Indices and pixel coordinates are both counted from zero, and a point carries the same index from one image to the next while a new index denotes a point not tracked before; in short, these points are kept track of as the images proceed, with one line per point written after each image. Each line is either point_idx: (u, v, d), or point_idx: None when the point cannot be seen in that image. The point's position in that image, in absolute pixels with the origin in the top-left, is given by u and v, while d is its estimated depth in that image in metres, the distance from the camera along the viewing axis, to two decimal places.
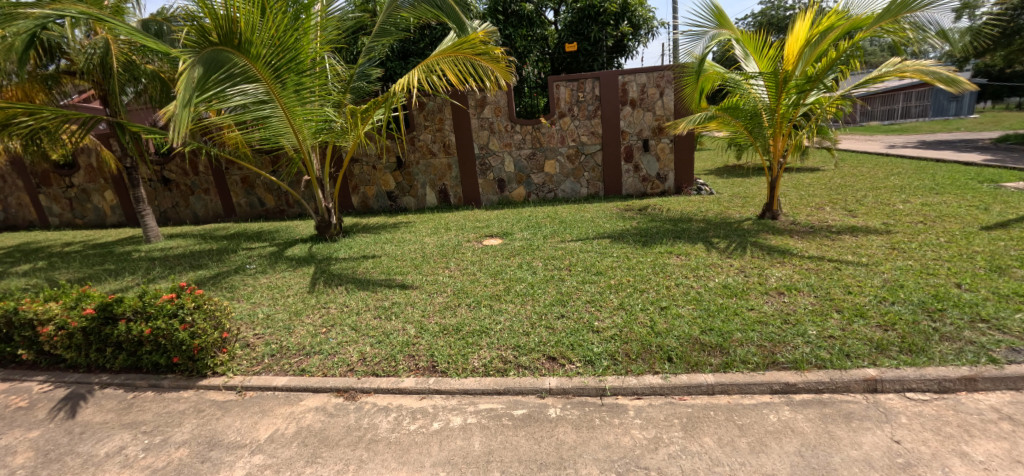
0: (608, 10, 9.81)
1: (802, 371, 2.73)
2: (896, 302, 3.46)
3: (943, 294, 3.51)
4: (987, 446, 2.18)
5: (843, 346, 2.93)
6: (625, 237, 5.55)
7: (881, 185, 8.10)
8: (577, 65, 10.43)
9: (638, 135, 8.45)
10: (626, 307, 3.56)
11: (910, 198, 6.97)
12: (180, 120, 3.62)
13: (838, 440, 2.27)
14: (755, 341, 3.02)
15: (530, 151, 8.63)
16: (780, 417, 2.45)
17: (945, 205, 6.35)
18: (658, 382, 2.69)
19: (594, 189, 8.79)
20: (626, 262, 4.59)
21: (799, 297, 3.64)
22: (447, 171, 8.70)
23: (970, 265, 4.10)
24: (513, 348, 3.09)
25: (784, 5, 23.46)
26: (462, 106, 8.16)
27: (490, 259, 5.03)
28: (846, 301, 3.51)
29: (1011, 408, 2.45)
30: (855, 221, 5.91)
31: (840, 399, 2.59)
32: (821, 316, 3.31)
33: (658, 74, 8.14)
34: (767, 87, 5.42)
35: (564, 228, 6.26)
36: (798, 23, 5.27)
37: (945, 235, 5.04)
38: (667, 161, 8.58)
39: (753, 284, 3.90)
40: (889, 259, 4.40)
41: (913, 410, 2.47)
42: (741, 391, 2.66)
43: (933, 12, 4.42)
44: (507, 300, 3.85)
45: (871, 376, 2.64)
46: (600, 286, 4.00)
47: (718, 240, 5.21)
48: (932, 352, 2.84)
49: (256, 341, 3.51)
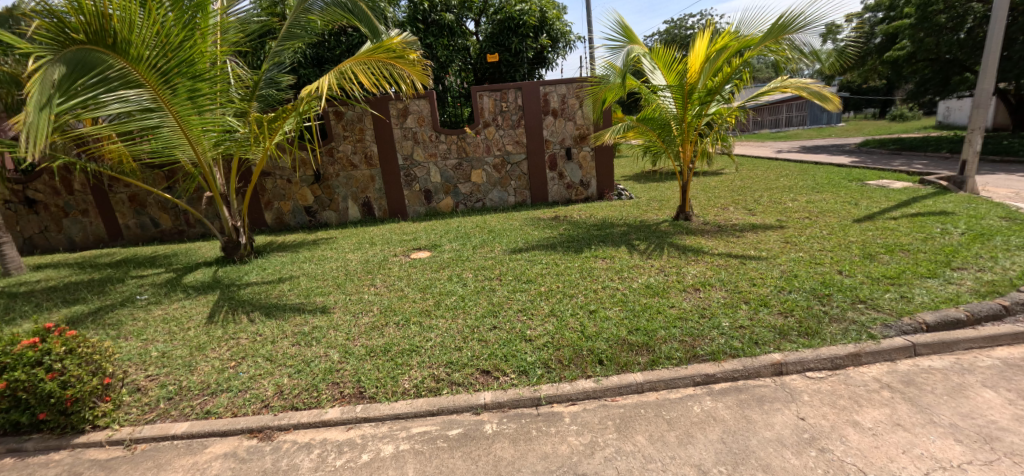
0: (527, 23, 9.96)
1: (719, 362, 2.92)
2: (793, 291, 3.84)
3: (829, 281, 3.96)
4: (874, 413, 2.49)
5: (752, 334, 3.18)
6: (553, 244, 5.65)
7: (774, 186, 9.05)
8: (499, 76, 10.47)
9: (561, 144, 8.72)
10: (557, 314, 3.59)
11: (797, 196, 7.85)
12: (34, 129, 3.07)
13: (753, 423, 2.45)
14: (677, 337, 3.18)
15: (456, 161, 8.54)
16: (703, 408, 2.59)
17: (825, 201, 7.24)
18: (591, 385, 2.73)
19: (522, 197, 8.91)
20: (555, 268, 4.68)
21: (712, 292, 3.92)
22: (370, 183, 8.36)
23: (848, 253, 4.69)
24: (445, 365, 2.99)
25: (686, 26, 26.15)
26: (382, 117, 7.89)
27: (419, 273, 4.88)
28: (752, 293, 3.83)
29: (888, 377, 2.82)
30: (754, 219, 6.54)
31: (752, 384, 2.81)
32: (732, 308, 3.58)
33: (577, 85, 8.44)
34: (675, 98, 5.84)
35: (493, 237, 6.25)
36: (698, 41, 5.73)
37: (827, 228, 5.73)
38: (589, 168, 8.94)
39: (672, 283, 4.14)
40: (784, 251, 4.90)
41: (813, 388, 2.74)
42: (668, 386, 2.79)
43: (806, 35, 5.05)
44: (437, 315, 3.73)
45: (777, 360, 2.89)
46: (530, 294, 4.02)
47: (640, 243, 5.48)
48: (825, 333, 3.17)
49: (148, 384, 3.08)
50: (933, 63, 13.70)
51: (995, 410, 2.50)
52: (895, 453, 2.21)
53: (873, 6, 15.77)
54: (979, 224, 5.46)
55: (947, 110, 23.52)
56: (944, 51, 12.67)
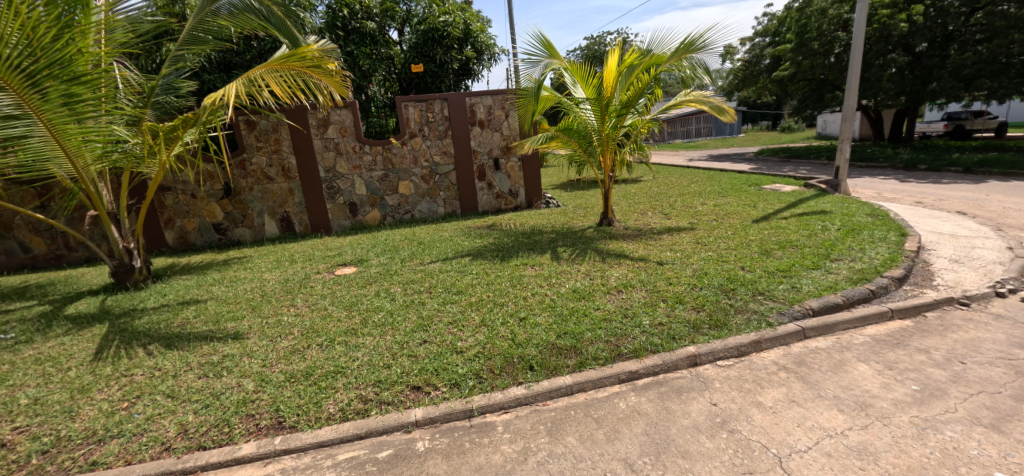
0: (452, 34, 9.93)
1: (641, 358, 3.10)
2: (703, 287, 4.18)
3: (734, 276, 4.37)
4: (773, 393, 2.78)
5: (670, 330, 3.41)
6: (482, 253, 5.67)
7: (686, 191, 9.82)
8: (425, 86, 10.47)
9: (489, 155, 8.81)
10: (488, 324, 3.60)
11: (706, 200, 8.57)
12: None
13: (673, 413, 2.63)
14: (602, 338, 3.32)
15: (382, 173, 8.30)
16: (628, 403, 2.73)
17: (729, 205, 7.97)
18: (523, 392, 2.77)
19: (451, 208, 8.86)
20: (485, 278, 4.69)
21: (633, 292, 4.16)
22: (288, 197, 7.87)
23: (749, 251, 5.20)
24: (373, 385, 2.87)
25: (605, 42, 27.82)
26: (300, 127, 7.48)
27: (343, 290, 4.65)
28: (669, 291, 4.11)
29: (784, 360, 3.16)
30: (670, 222, 7.05)
31: (671, 377, 3.00)
32: (652, 307, 3.81)
33: (503, 97, 8.61)
34: (594, 110, 6.16)
35: (422, 249, 6.15)
36: (612, 56, 6.10)
37: (731, 228, 6.31)
38: (517, 178, 9.12)
39: (597, 286, 4.32)
40: (696, 251, 5.33)
41: (723, 375, 3.00)
42: (596, 386, 2.90)
43: (704, 55, 5.65)
44: (364, 333, 3.58)
45: (691, 353, 3.13)
46: (461, 305, 4.00)
47: (566, 249, 5.67)
48: (731, 324, 3.49)
49: (16, 438, 2.63)
50: (810, 82, 15.70)
51: (868, 380, 2.89)
52: (792, 427, 2.47)
53: (761, 32, 17.80)
54: (851, 221, 6.32)
55: (824, 122, 26.99)
56: (818, 72, 14.60)
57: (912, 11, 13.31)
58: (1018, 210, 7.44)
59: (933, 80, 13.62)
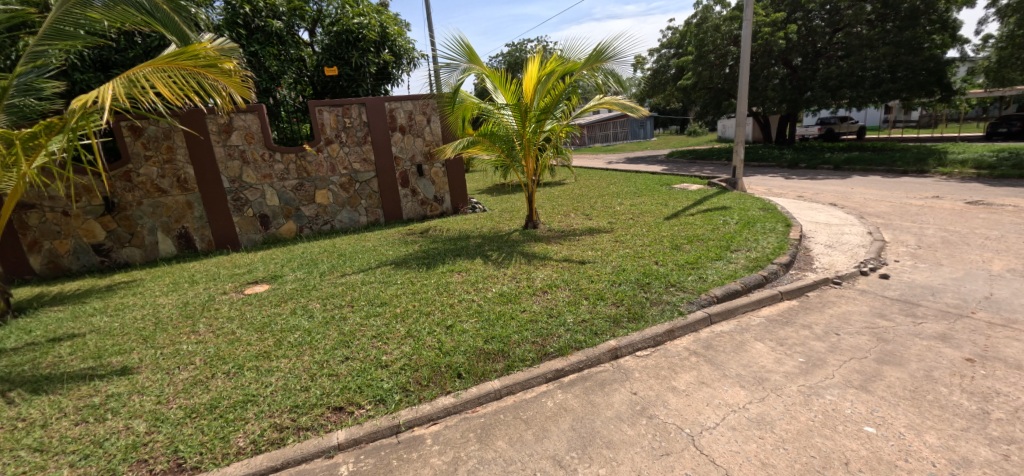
0: (367, 37, 9.54)
1: (566, 356, 3.20)
2: (622, 283, 4.42)
3: (649, 271, 4.67)
4: (685, 377, 3.01)
5: (592, 326, 3.56)
6: (408, 261, 5.55)
7: (605, 193, 10.33)
8: (341, 91, 9.90)
9: (411, 161, 8.63)
10: (414, 335, 3.52)
11: (623, 201, 9.09)
12: None
13: (597, 406, 2.75)
14: (529, 339, 3.38)
15: (296, 182, 7.80)
16: (555, 401, 2.81)
17: (644, 204, 8.52)
18: (451, 401, 2.75)
19: (374, 217, 8.54)
20: (411, 287, 4.58)
21: (558, 292, 4.29)
22: (186, 211, 7.12)
23: (661, 246, 5.59)
24: (290, 410, 2.69)
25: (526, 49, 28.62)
26: (196, 133, 6.80)
27: (255, 310, 4.30)
28: (591, 288, 4.30)
29: (694, 345, 3.43)
30: (591, 223, 7.38)
31: (595, 371, 3.14)
32: (575, 305, 3.95)
33: (423, 102, 8.48)
34: (515, 116, 6.27)
35: (343, 261, 5.87)
36: (530, 63, 6.28)
37: (646, 226, 6.75)
38: (442, 184, 9.03)
39: (523, 288, 4.40)
40: (615, 249, 5.62)
41: (641, 365, 3.19)
42: (523, 387, 2.95)
43: (614, 62, 6.01)
44: (279, 355, 3.33)
45: (613, 346, 3.29)
46: (385, 318, 3.86)
47: (493, 253, 5.70)
48: (648, 316, 3.73)
49: None
50: (709, 91, 17.27)
51: (764, 357, 3.23)
52: (702, 407, 2.69)
53: (665, 43, 19.27)
54: (746, 215, 7.03)
55: (723, 127, 29.78)
56: (715, 81, 16.12)
57: (788, 30, 15.17)
58: (875, 200, 8.74)
59: (807, 90, 15.59)
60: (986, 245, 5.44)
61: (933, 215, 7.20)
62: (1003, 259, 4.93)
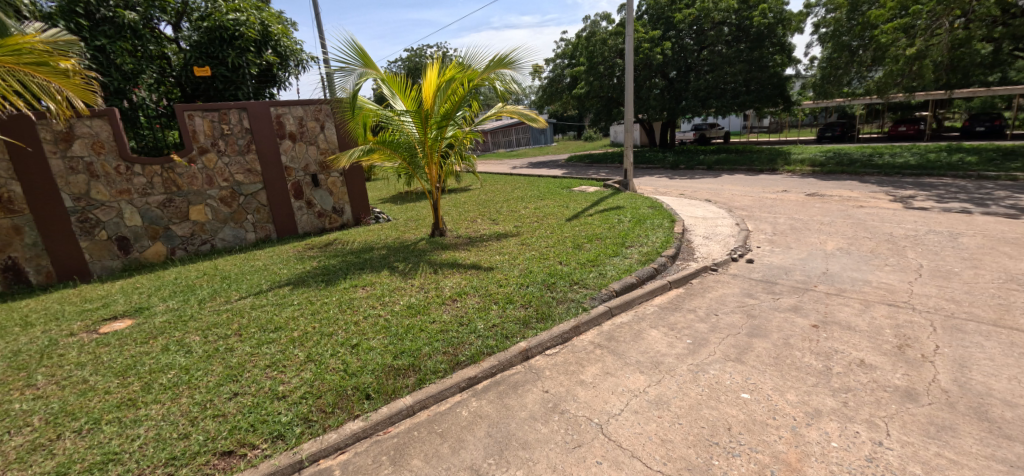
0: (247, 35, 8.61)
1: (478, 362, 3.20)
2: (530, 285, 4.55)
3: (554, 271, 4.87)
4: (592, 369, 3.19)
5: (503, 330, 3.61)
6: (305, 279, 5.14)
7: (510, 197, 10.57)
8: (216, 93, 8.85)
9: (304, 171, 8.02)
10: (315, 359, 3.27)
11: (527, 204, 9.38)
12: None
13: (511, 408, 2.79)
14: (440, 350, 3.32)
15: (163, 198, 6.82)
16: (470, 409, 2.80)
17: (547, 207, 8.87)
18: (360, 425, 2.60)
19: (264, 233, 7.79)
20: (310, 307, 4.25)
21: (468, 299, 4.29)
22: (13, 238, 5.83)
23: (565, 246, 5.87)
24: (166, 464, 2.34)
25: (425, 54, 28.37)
26: (22, 143, 5.63)
27: (114, 351, 3.67)
28: (500, 293, 4.36)
29: (598, 339, 3.65)
30: (497, 227, 7.49)
31: (508, 374, 3.19)
32: (485, 311, 3.98)
33: (315, 107, 7.96)
34: (415, 123, 6.13)
35: (228, 284, 5.27)
36: (429, 70, 6.19)
37: (549, 228, 7.03)
38: (340, 194, 8.54)
39: (432, 299, 4.32)
40: (521, 252, 5.78)
41: (551, 363, 3.31)
42: (437, 400, 2.90)
43: (513, 72, 6.15)
44: (149, 402, 2.88)
45: (523, 348, 3.37)
46: (281, 344, 3.53)
47: (399, 264, 5.52)
48: (555, 315, 3.88)
49: None
50: (600, 99, 18.57)
51: (658, 342, 3.54)
52: (608, 395, 2.87)
53: (559, 54, 20.30)
54: (637, 213, 7.67)
55: (615, 133, 32.20)
56: (605, 90, 17.37)
57: (663, 46, 16.88)
58: (740, 196, 10.05)
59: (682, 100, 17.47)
60: (822, 230, 6.54)
61: (783, 206, 8.48)
62: (834, 240, 5.97)
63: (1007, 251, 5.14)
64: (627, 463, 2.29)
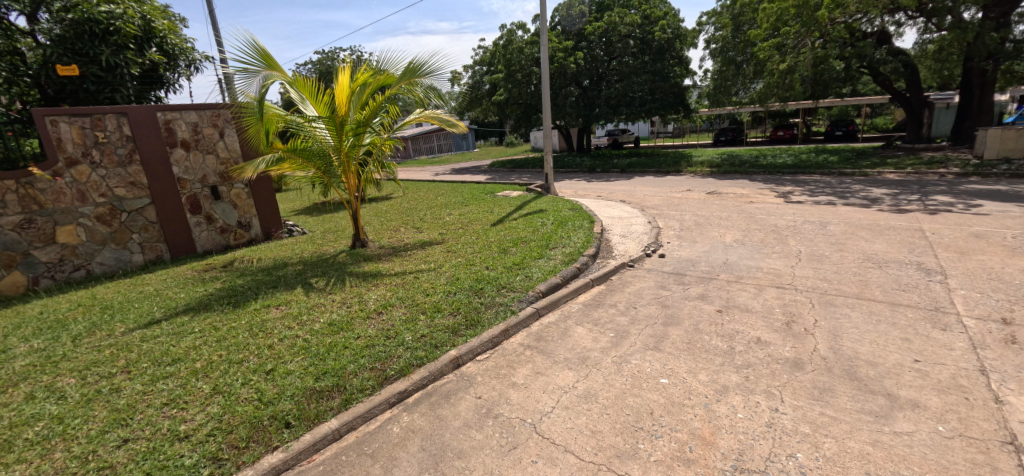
0: (124, 31, 7.58)
1: (408, 375, 3.11)
2: (457, 292, 4.51)
3: (481, 276, 4.89)
4: (523, 371, 3.24)
5: (432, 340, 3.54)
6: (206, 303, 4.64)
7: (434, 204, 10.43)
8: (87, 97, 7.65)
9: (202, 182, 7.29)
10: (224, 389, 2.97)
11: (452, 211, 9.31)
12: None
13: (444, 419, 2.74)
14: (366, 366, 3.18)
15: (19, 219, 5.73)
16: (401, 425, 2.71)
17: (471, 213, 8.88)
18: (280, 457, 2.41)
19: (155, 253, 6.91)
20: (215, 334, 3.85)
21: (394, 311, 4.15)
22: None
23: (491, 251, 5.91)
24: None
25: (337, 58, 27.17)
26: None
27: None
28: (427, 302, 4.27)
29: (527, 340, 3.71)
30: (422, 236, 7.35)
31: (439, 385, 3.13)
32: (413, 322, 3.87)
33: (212, 112, 7.30)
34: (329, 129, 5.81)
35: (110, 315, 4.59)
36: (341, 74, 5.92)
37: (474, 234, 7.03)
38: (246, 207, 7.89)
39: (355, 313, 4.11)
40: (448, 259, 5.72)
41: (482, 369, 3.30)
42: (365, 419, 2.77)
43: (432, 78, 6.08)
44: (9, 462, 2.41)
45: (453, 356, 3.33)
46: (180, 378, 3.15)
47: (317, 279, 5.20)
48: (484, 320, 3.88)
49: None
50: (519, 106, 19.01)
51: (584, 338, 3.69)
52: (539, 395, 2.92)
53: (478, 61, 20.47)
54: (559, 215, 7.94)
55: (535, 139, 33.09)
56: (524, 97, 17.78)
57: (576, 56, 17.71)
58: (651, 196, 10.81)
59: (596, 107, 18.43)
60: (722, 224, 7.24)
61: (688, 204, 9.26)
62: (731, 233, 6.63)
63: (864, 235, 6.06)
64: (561, 459, 2.35)
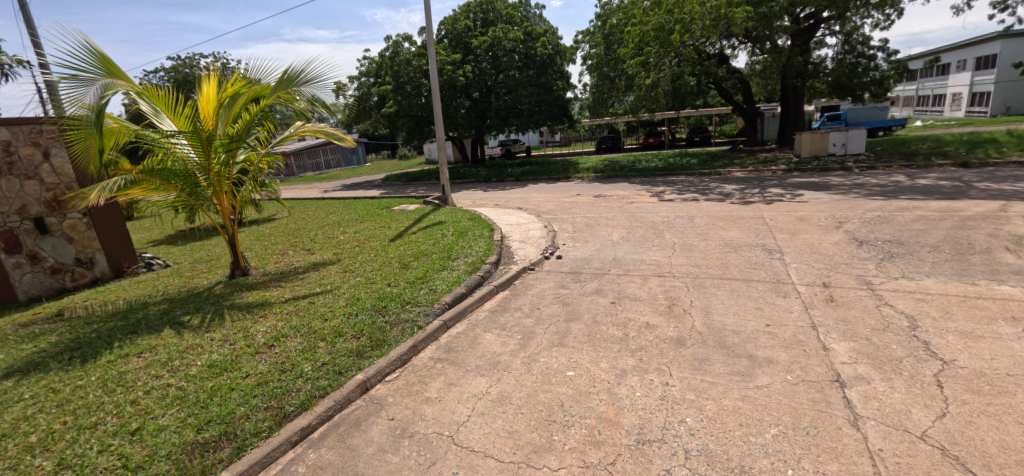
0: None
1: (310, 408, 2.89)
2: (359, 313, 4.29)
3: (384, 294, 4.72)
4: (436, 384, 3.20)
5: (335, 366, 3.34)
6: (39, 362, 3.80)
7: (325, 223, 9.81)
8: None
9: (21, 215, 5.96)
10: (74, 463, 2.47)
11: (346, 229, 8.84)
12: None
13: (356, 448, 2.60)
14: (260, 406, 2.89)
15: None
16: (307, 463, 2.51)
17: (368, 229, 8.53)
18: None
19: None
20: (55, 397, 3.18)
21: (288, 342, 3.81)
22: None
23: (392, 267, 5.74)
24: None
25: (196, 65, 24.29)
26: None
27: None
28: (325, 328, 4.00)
29: (438, 353, 3.68)
30: (313, 257, 6.86)
31: (346, 413, 2.95)
32: (311, 351, 3.60)
33: (30, 128, 6.02)
34: (193, 145, 5.14)
35: None
36: (204, 84, 5.33)
37: (373, 251, 6.76)
38: (87, 241, 6.63)
39: (241, 350, 3.70)
40: (345, 280, 5.42)
41: (393, 389, 3.20)
42: (263, 465, 2.52)
43: (314, 88, 5.69)
44: None
45: (360, 380, 3.17)
46: (8, 458, 2.55)
47: (190, 317, 4.57)
48: (390, 339, 3.76)
49: None
50: (410, 118, 18.72)
51: (494, 343, 3.77)
52: (455, 406, 2.92)
53: (364, 72, 19.68)
54: (459, 226, 7.99)
55: (429, 151, 32.81)
56: (414, 110, 17.50)
57: (464, 69, 18.01)
58: (545, 202, 11.37)
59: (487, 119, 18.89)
60: (609, 224, 7.89)
61: (579, 207, 9.93)
62: (618, 231, 7.26)
63: (722, 225, 7.05)
64: (481, 465, 2.38)
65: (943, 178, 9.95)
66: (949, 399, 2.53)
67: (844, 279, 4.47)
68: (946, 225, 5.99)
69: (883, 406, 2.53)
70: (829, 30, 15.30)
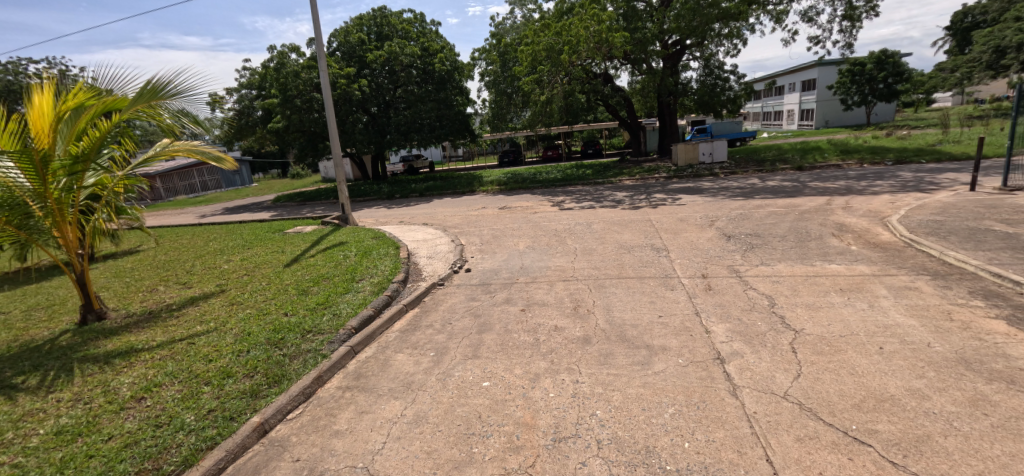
0: None
1: (196, 464, 2.54)
2: (251, 349, 3.88)
3: (280, 324, 4.32)
4: (346, 415, 3.01)
5: (225, 411, 2.98)
6: None
7: (204, 252, 8.73)
8: None
9: None
10: None
11: (230, 257, 7.96)
12: None
13: None
14: (130, 471, 2.46)
15: None
16: None
17: (257, 256, 7.77)
18: None
19: None
20: None
21: (162, 392, 3.31)
22: None
23: (288, 295, 5.29)
24: None
25: (24, 71, 20.35)
26: None
27: None
28: (210, 370, 3.55)
29: (345, 381, 3.47)
30: (191, 292, 6.06)
31: (242, 462, 2.65)
32: (193, 398, 3.17)
33: None
34: (22, 169, 4.27)
35: None
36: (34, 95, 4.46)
37: (264, 279, 6.17)
38: None
39: (99, 409, 3.13)
40: (232, 314, 4.86)
41: (297, 426, 2.94)
42: None
43: (182, 102, 5.04)
44: None
45: (257, 423, 2.86)
46: None
47: (25, 378, 3.75)
48: (290, 373, 3.45)
49: None
50: (302, 134, 17.53)
51: (406, 363, 3.65)
52: (368, 434, 2.77)
53: (245, 84, 18.06)
54: (362, 246, 7.63)
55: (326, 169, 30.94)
56: (306, 125, 16.39)
57: (360, 83, 17.38)
58: (451, 216, 11.34)
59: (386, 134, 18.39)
60: (516, 234, 8.11)
61: (485, 220, 10.07)
62: (524, 241, 7.50)
63: (617, 229, 7.63)
64: None
65: (786, 179, 11.84)
66: (802, 362, 3.02)
67: (718, 269, 5.10)
68: (791, 218, 7.14)
69: (754, 375, 2.92)
70: (692, 55, 17.49)
